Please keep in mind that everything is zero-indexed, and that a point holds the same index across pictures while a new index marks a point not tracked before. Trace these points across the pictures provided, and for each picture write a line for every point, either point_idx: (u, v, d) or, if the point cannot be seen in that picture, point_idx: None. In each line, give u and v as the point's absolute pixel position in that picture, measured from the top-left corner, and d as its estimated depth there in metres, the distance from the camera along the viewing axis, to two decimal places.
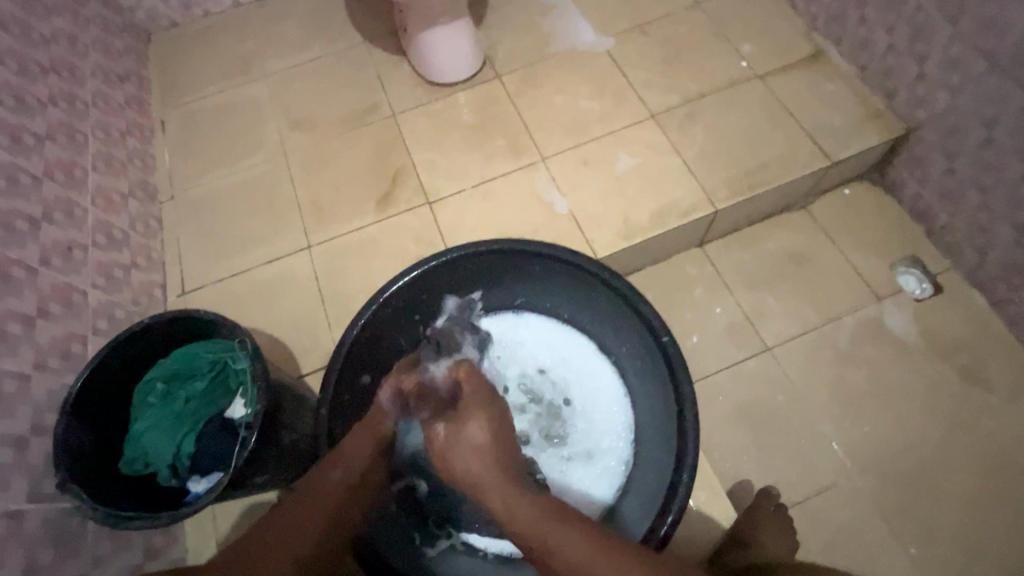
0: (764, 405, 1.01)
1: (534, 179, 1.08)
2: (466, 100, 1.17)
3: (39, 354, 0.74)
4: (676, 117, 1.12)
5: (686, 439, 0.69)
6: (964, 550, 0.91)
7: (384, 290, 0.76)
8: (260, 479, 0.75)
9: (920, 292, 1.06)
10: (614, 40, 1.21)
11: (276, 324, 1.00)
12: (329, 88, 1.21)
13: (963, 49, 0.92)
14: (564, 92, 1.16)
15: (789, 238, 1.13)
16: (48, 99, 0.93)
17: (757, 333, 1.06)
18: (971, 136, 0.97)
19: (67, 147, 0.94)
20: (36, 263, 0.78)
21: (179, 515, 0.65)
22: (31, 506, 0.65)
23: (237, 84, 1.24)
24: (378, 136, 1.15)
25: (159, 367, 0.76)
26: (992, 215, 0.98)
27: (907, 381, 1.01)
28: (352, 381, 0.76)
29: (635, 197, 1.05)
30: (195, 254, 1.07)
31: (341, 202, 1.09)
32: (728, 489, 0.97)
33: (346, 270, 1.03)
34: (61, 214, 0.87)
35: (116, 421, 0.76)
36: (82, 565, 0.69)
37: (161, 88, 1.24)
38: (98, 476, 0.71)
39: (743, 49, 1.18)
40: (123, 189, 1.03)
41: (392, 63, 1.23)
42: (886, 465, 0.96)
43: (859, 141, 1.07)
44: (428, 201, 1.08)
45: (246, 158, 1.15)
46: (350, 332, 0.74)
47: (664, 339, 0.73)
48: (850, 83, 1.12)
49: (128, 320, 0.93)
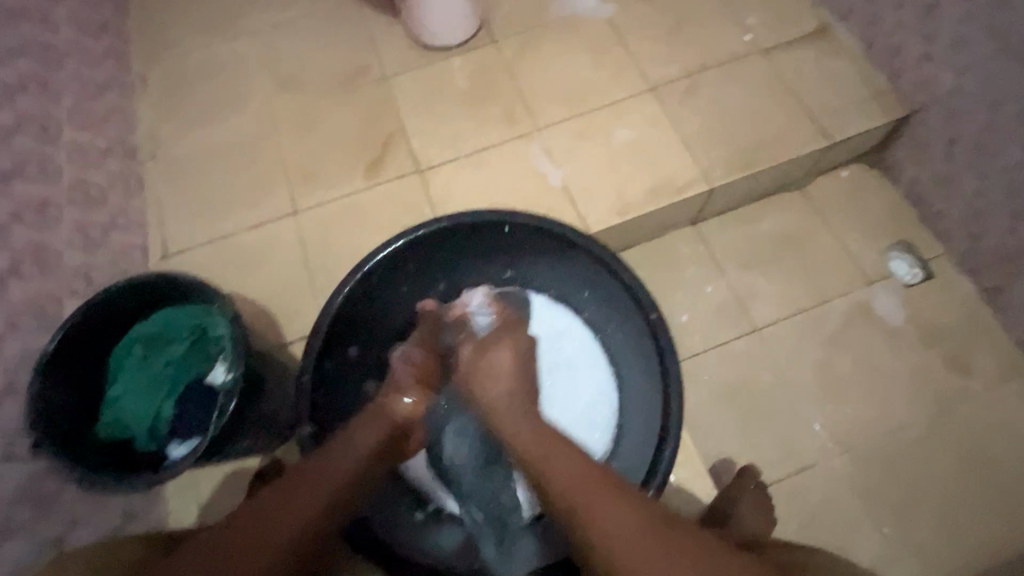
0: (749, 386, 1.02)
1: (528, 149, 1.05)
2: (459, 65, 1.13)
3: (11, 314, 0.72)
4: (675, 90, 1.09)
5: (670, 418, 0.69)
6: (936, 530, 0.93)
7: (370, 258, 0.74)
8: (239, 446, 0.74)
9: (910, 277, 1.06)
10: (615, 7, 1.17)
11: (259, 291, 0.98)
12: (318, 47, 1.16)
13: (973, 28, 0.90)
14: (562, 60, 1.12)
15: (783, 219, 1.11)
16: (18, 46, 0.89)
17: (746, 313, 1.06)
18: (973, 120, 0.95)
19: (41, 99, 0.90)
20: (7, 220, 0.75)
21: (154, 480, 0.64)
22: (4, 467, 0.64)
23: (223, 39, 1.18)
24: (368, 99, 1.11)
25: (137, 330, 0.75)
26: (988, 202, 0.97)
27: (891, 366, 1.02)
28: (336, 350, 0.75)
29: (630, 171, 1.03)
30: (177, 216, 1.04)
31: (328, 167, 1.06)
32: (710, 466, 0.98)
33: (333, 238, 1.01)
34: (35, 169, 0.83)
35: (91, 384, 0.75)
36: (57, 527, 0.68)
37: (141, 41, 1.19)
38: (73, 438, 0.70)
39: (747, 21, 1.14)
40: (100, 145, 0.99)
41: (384, 23, 1.18)
42: (865, 447, 0.98)
43: (860, 121, 1.05)
44: (419, 169, 1.05)
45: (230, 118, 1.11)
46: (335, 300, 0.72)
47: (652, 315, 0.72)
48: (855, 62, 1.09)
49: (107, 281, 0.91)
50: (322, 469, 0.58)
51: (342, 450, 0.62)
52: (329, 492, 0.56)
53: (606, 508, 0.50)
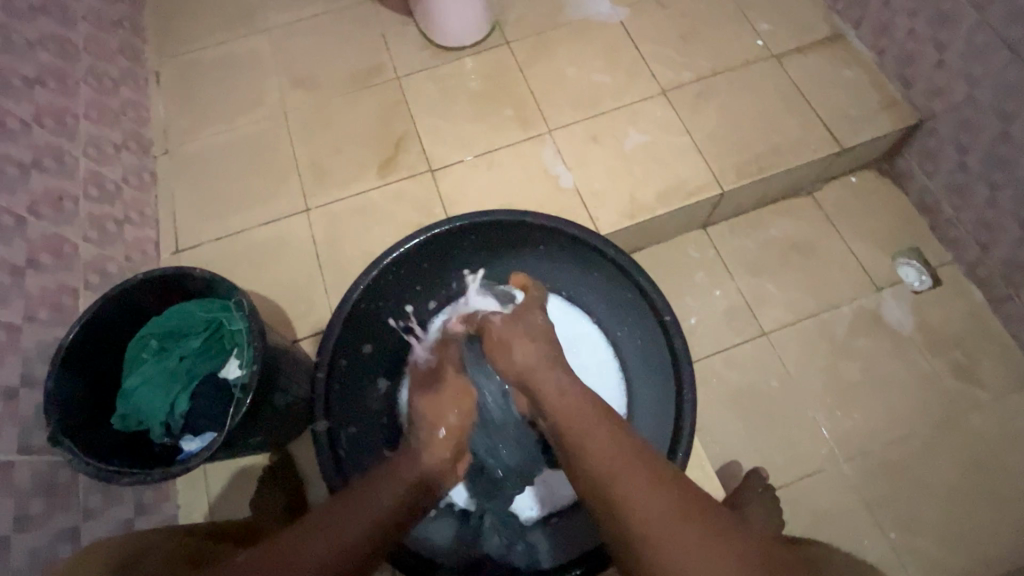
0: (757, 390, 1.02)
1: (540, 151, 1.06)
2: (473, 66, 1.14)
3: (29, 305, 0.72)
4: (687, 95, 1.10)
5: (682, 421, 0.69)
6: (941, 536, 0.94)
7: (385, 256, 0.75)
8: (252, 441, 0.75)
9: (919, 285, 1.07)
10: (628, 11, 1.18)
11: (272, 287, 0.98)
12: (332, 45, 1.17)
13: (986, 38, 0.90)
14: (576, 63, 1.13)
15: (793, 224, 1.12)
16: (37, 40, 0.89)
17: (755, 317, 1.06)
18: (985, 130, 0.96)
19: (58, 93, 0.90)
20: (25, 212, 0.76)
21: (171, 473, 0.64)
22: (21, 458, 0.65)
23: (237, 36, 1.19)
24: (381, 98, 1.12)
25: (154, 324, 0.75)
26: (998, 212, 0.98)
27: (899, 373, 1.02)
28: (350, 347, 0.75)
29: (642, 174, 1.04)
30: (190, 211, 1.04)
31: (341, 165, 1.07)
32: (717, 469, 0.98)
33: (345, 236, 1.01)
34: (52, 162, 0.84)
35: (107, 377, 0.75)
36: (72, 518, 0.69)
37: (156, 36, 1.19)
38: (89, 429, 0.70)
39: (760, 27, 1.15)
40: (116, 139, 1.00)
41: (398, 23, 1.18)
42: (872, 453, 0.98)
43: (872, 128, 1.06)
44: (431, 168, 1.05)
45: (243, 115, 1.12)
46: (350, 297, 0.73)
47: (666, 318, 0.73)
48: (867, 69, 1.10)
49: (121, 275, 0.91)
50: (386, 482, 0.58)
51: (416, 462, 0.63)
52: (391, 493, 0.57)
53: (639, 486, 0.49)
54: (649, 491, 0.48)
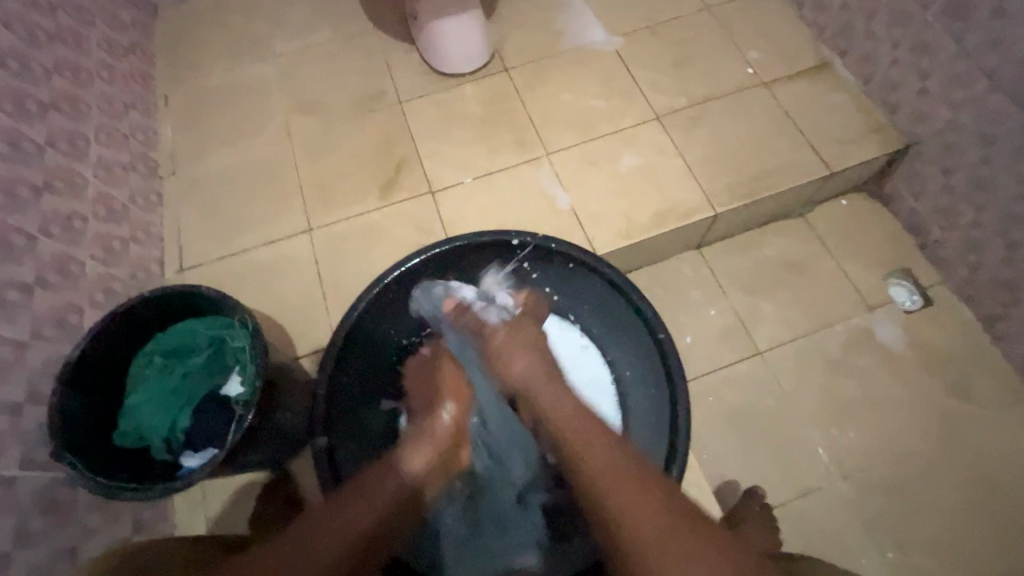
0: (753, 407, 1.03)
1: (538, 173, 1.09)
2: (472, 91, 1.17)
3: (36, 323, 0.74)
4: (681, 119, 1.13)
5: (677, 430, 0.72)
6: (939, 557, 0.93)
7: (386, 274, 0.78)
8: (252, 457, 0.75)
9: (910, 304, 1.09)
10: (622, 39, 1.22)
11: (274, 305, 1.00)
12: (336, 71, 1.21)
13: (967, 65, 0.93)
14: (573, 89, 1.17)
15: (786, 245, 1.14)
16: (53, 66, 0.92)
17: (750, 335, 1.08)
18: (968, 153, 0.99)
19: (71, 117, 0.93)
20: (35, 232, 0.78)
21: (173, 487, 0.65)
22: (22, 473, 0.65)
23: (245, 63, 1.23)
24: (384, 122, 1.15)
25: (159, 340, 0.77)
26: (984, 232, 1.00)
27: (892, 391, 1.03)
28: (348, 364, 0.78)
29: (637, 196, 1.06)
30: (195, 230, 1.06)
31: (345, 186, 1.09)
32: (714, 488, 0.98)
33: (346, 256, 1.03)
34: (63, 183, 0.86)
35: (112, 393, 0.77)
36: (71, 535, 0.69)
37: (166, 62, 1.23)
38: (91, 446, 0.71)
39: (749, 55, 1.19)
40: (124, 161, 1.03)
41: (401, 50, 1.23)
42: (869, 472, 0.98)
43: (859, 151, 1.09)
44: (432, 190, 1.08)
45: (249, 138, 1.15)
46: (351, 314, 0.76)
47: (659, 336, 0.76)
48: (853, 96, 1.14)
49: (126, 293, 0.93)
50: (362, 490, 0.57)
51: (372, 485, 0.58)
52: (381, 499, 0.57)
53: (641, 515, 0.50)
54: (655, 521, 0.50)
